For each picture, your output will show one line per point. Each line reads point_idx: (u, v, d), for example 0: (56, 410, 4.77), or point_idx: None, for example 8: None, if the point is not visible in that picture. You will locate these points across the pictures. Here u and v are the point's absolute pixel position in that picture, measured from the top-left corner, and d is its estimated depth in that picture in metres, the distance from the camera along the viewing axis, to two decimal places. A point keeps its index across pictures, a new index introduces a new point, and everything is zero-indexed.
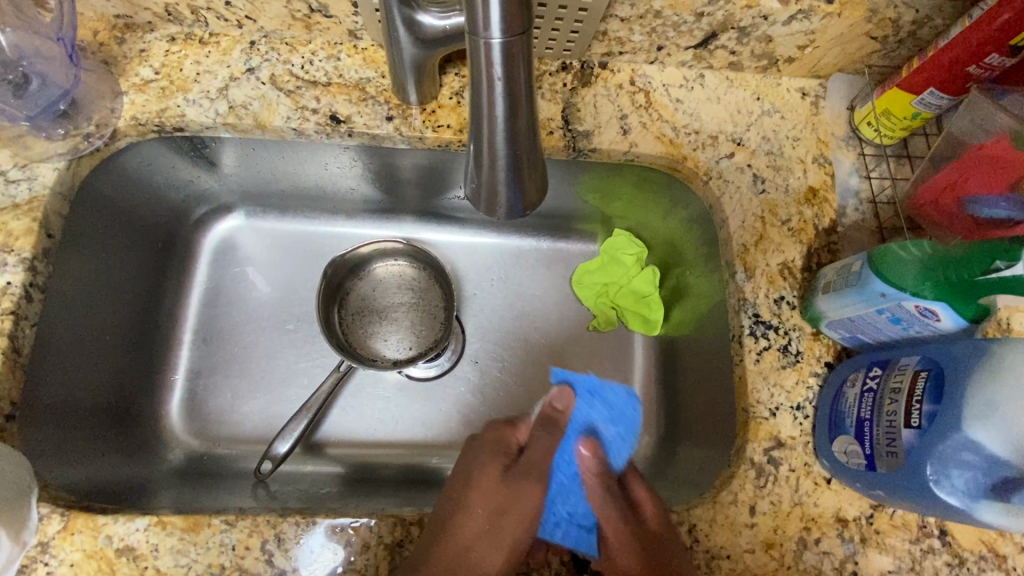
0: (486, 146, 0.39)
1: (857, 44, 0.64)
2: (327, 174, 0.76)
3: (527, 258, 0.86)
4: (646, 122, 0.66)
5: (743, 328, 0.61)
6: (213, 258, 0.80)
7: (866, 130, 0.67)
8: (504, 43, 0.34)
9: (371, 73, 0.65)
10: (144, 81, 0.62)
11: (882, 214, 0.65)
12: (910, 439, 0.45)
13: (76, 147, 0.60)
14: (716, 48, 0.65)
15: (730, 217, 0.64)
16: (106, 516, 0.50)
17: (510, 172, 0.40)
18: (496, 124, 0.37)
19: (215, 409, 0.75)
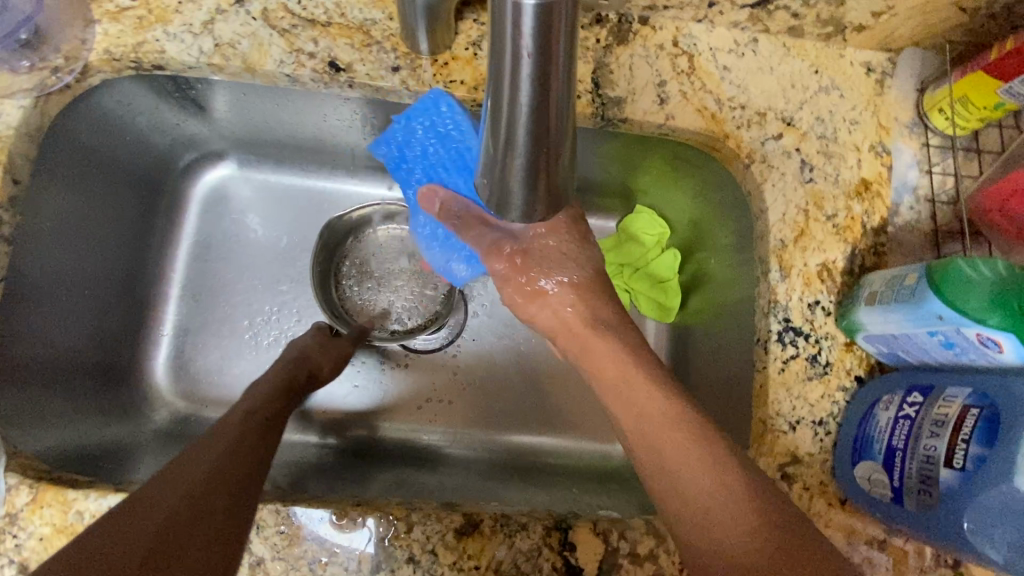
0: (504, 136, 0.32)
1: (942, 14, 0.56)
2: (326, 126, 0.69)
3: None
4: (687, 92, 0.59)
5: (771, 333, 0.55)
6: (203, 208, 0.75)
7: (936, 117, 0.58)
8: (537, 9, 0.26)
9: (377, 14, 0.56)
10: (120, 9, 0.55)
11: (940, 216, 0.58)
12: (949, 481, 0.42)
13: (43, 82, 0.54)
14: (776, 9, 0.57)
15: (769, 208, 0.58)
16: (77, 491, 0.48)
17: (532, 174, 0.33)
18: (522, 105, 0.30)
19: (203, 369, 0.72)
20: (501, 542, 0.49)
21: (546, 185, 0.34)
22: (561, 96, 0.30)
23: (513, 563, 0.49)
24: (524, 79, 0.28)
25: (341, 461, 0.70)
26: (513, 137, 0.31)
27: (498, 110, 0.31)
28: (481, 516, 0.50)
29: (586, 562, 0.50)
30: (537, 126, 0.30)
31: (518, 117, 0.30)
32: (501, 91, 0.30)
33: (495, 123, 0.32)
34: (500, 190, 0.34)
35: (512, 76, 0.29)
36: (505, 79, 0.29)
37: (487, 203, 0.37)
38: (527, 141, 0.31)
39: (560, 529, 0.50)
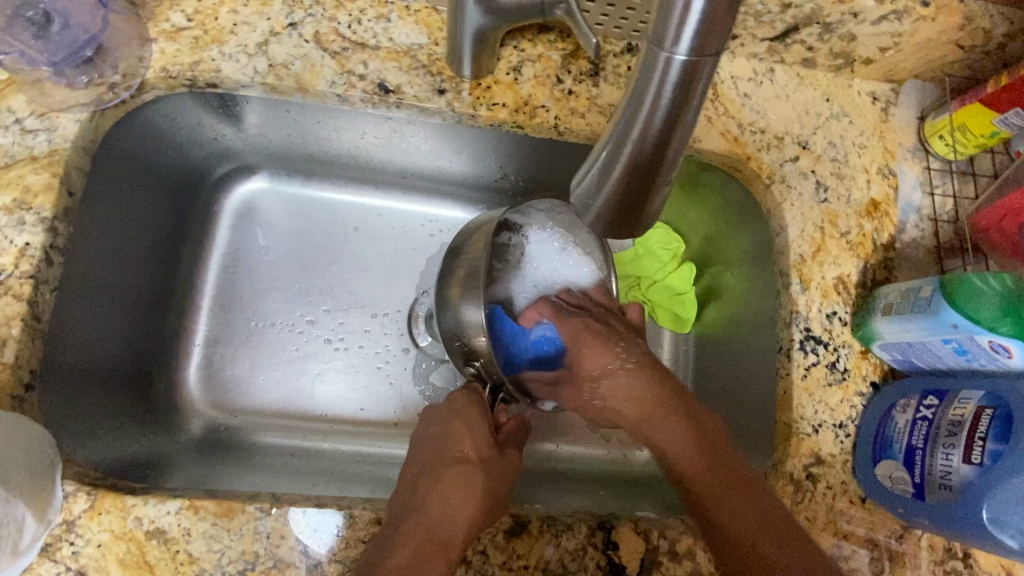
0: (623, 159, 0.34)
1: (942, 51, 0.61)
2: (363, 143, 0.71)
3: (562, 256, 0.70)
4: (712, 116, 0.63)
5: (793, 341, 0.59)
6: (233, 221, 0.76)
7: (937, 143, 0.64)
8: (687, 62, 0.30)
9: (424, 39, 0.59)
10: (176, 28, 0.57)
11: (942, 233, 0.63)
12: (969, 475, 0.46)
13: (100, 97, 0.55)
14: (794, 43, 0.62)
15: (789, 225, 0.62)
16: (135, 497, 0.49)
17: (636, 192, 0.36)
18: (650, 130, 0.33)
19: (232, 379, 0.72)
20: (549, 541, 0.52)
21: (642, 211, 0.37)
22: (684, 130, 0.33)
23: (560, 562, 0.51)
24: (660, 109, 0.32)
25: (372, 472, 0.71)
26: (635, 159, 0.34)
27: (621, 135, 0.34)
28: (529, 517, 0.52)
29: (629, 560, 0.52)
30: (655, 153, 0.34)
31: (646, 143, 0.33)
32: (635, 116, 0.33)
33: (616, 144, 0.34)
34: (601, 209, 0.37)
35: (649, 108, 0.32)
36: (643, 107, 0.32)
37: (578, 223, 0.39)
38: (642, 166, 0.34)
39: (603, 528, 0.53)
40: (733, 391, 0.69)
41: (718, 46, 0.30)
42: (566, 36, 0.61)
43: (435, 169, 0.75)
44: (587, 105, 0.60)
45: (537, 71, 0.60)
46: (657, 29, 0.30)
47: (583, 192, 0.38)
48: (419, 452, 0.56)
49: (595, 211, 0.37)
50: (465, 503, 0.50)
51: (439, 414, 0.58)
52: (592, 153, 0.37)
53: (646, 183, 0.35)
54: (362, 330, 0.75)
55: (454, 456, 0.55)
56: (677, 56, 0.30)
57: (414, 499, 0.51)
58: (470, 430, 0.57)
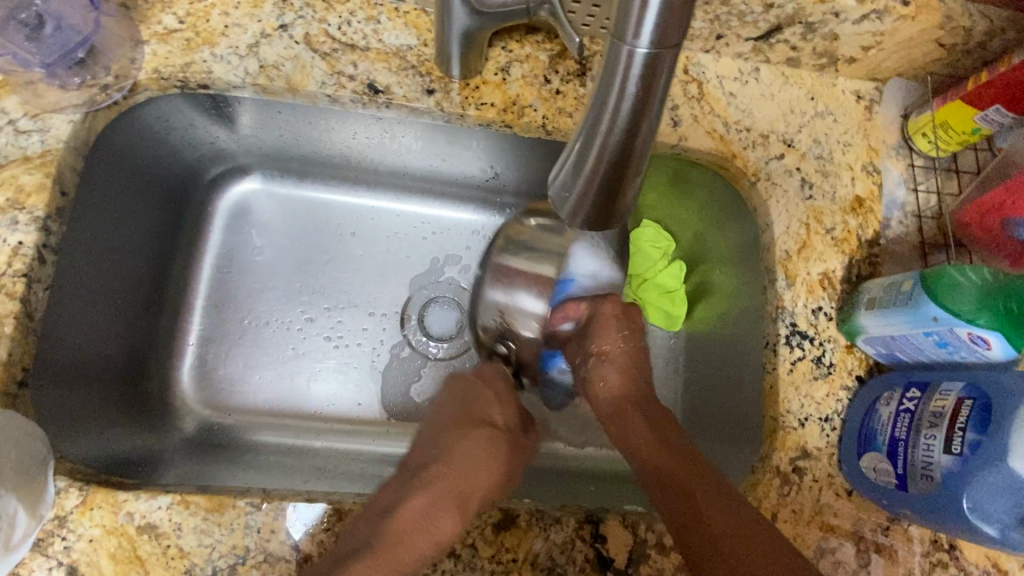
0: (593, 153, 0.36)
1: (924, 49, 0.62)
2: (355, 143, 0.71)
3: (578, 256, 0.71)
4: (698, 115, 0.64)
5: (779, 336, 0.59)
6: (226, 222, 0.76)
7: (920, 140, 0.64)
8: (649, 54, 0.31)
9: (412, 40, 0.60)
10: (168, 30, 0.57)
11: (926, 229, 0.64)
12: (949, 465, 0.46)
13: (93, 99, 0.56)
14: (778, 42, 0.62)
15: (775, 222, 0.63)
16: (126, 492, 0.49)
17: (609, 185, 0.37)
18: (618, 123, 0.34)
19: (225, 378, 0.73)
20: (537, 535, 0.52)
21: (617, 202, 0.38)
22: (651, 121, 0.34)
23: (548, 556, 0.52)
24: (626, 103, 0.33)
25: (365, 470, 0.71)
26: (604, 153, 0.35)
27: (591, 131, 0.35)
28: (517, 510, 0.53)
29: (617, 553, 0.52)
30: (623, 146, 0.35)
31: (614, 137, 0.35)
32: (602, 112, 0.34)
33: (587, 136, 0.36)
34: (577, 201, 0.39)
35: (616, 101, 0.33)
36: (609, 102, 0.33)
37: (558, 214, 0.41)
38: (613, 158, 0.36)
39: (591, 522, 0.53)
40: (722, 386, 0.70)
41: (678, 38, 0.31)
42: (553, 37, 0.62)
43: (426, 169, 0.75)
44: (575, 104, 0.61)
45: (525, 71, 0.61)
46: (618, 24, 0.31)
47: (560, 185, 0.39)
48: (455, 408, 0.66)
49: (572, 203, 0.39)
50: (484, 467, 0.59)
51: (477, 385, 0.68)
52: (566, 148, 0.39)
53: (617, 176, 0.37)
54: (355, 328, 0.76)
55: (482, 419, 0.64)
56: (640, 49, 0.31)
57: (447, 451, 0.61)
58: (498, 399, 0.66)
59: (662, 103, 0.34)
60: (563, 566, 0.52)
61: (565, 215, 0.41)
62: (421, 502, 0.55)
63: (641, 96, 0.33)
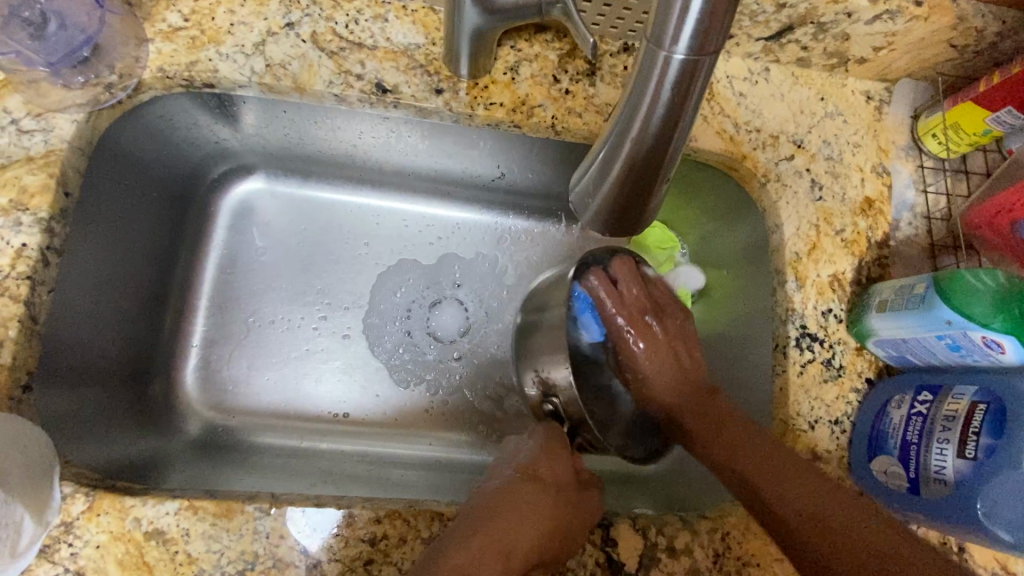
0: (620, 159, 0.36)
1: (935, 50, 0.62)
2: (361, 143, 0.71)
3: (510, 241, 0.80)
4: (708, 116, 0.63)
5: (789, 339, 0.59)
6: (230, 221, 0.76)
7: (930, 142, 0.64)
8: (685, 61, 0.30)
9: (420, 39, 0.60)
10: (173, 28, 0.57)
11: (935, 231, 0.64)
12: (963, 469, 0.46)
13: (97, 98, 0.55)
14: (788, 42, 0.62)
15: (784, 224, 0.62)
16: (134, 498, 0.48)
17: (636, 190, 0.37)
18: (648, 132, 0.34)
19: (229, 380, 0.72)
20: None
21: (642, 207, 0.38)
22: (684, 127, 0.34)
23: (559, 560, 0.52)
24: (658, 111, 0.33)
25: (370, 471, 0.71)
26: (633, 159, 0.35)
27: (620, 137, 0.35)
28: None
29: (627, 557, 0.52)
30: (653, 153, 0.35)
31: (644, 144, 0.34)
32: (634, 118, 0.34)
33: (617, 141, 0.36)
34: (602, 205, 0.39)
35: (648, 108, 0.33)
36: (640, 110, 0.33)
37: (579, 216, 0.41)
38: (641, 165, 0.35)
39: (602, 526, 0.53)
40: (730, 388, 0.69)
41: (717, 46, 0.30)
42: (562, 36, 0.61)
43: (433, 169, 0.75)
44: (585, 104, 0.60)
45: (534, 70, 0.60)
46: (653, 32, 0.30)
47: (584, 187, 0.40)
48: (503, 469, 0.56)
49: (595, 208, 0.39)
50: (530, 520, 0.50)
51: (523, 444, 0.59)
52: (591, 151, 0.39)
53: (644, 184, 0.37)
54: (379, 308, 0.76)
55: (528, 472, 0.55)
56: (675, 56, 0.30)
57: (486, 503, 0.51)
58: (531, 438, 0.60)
59: (694, 111, 0.34)
60: (574, 570, 0.51)
61: (588, 219, 0.41)
62: (461, 559, 0.46)
63: (674, 102, 0.32)
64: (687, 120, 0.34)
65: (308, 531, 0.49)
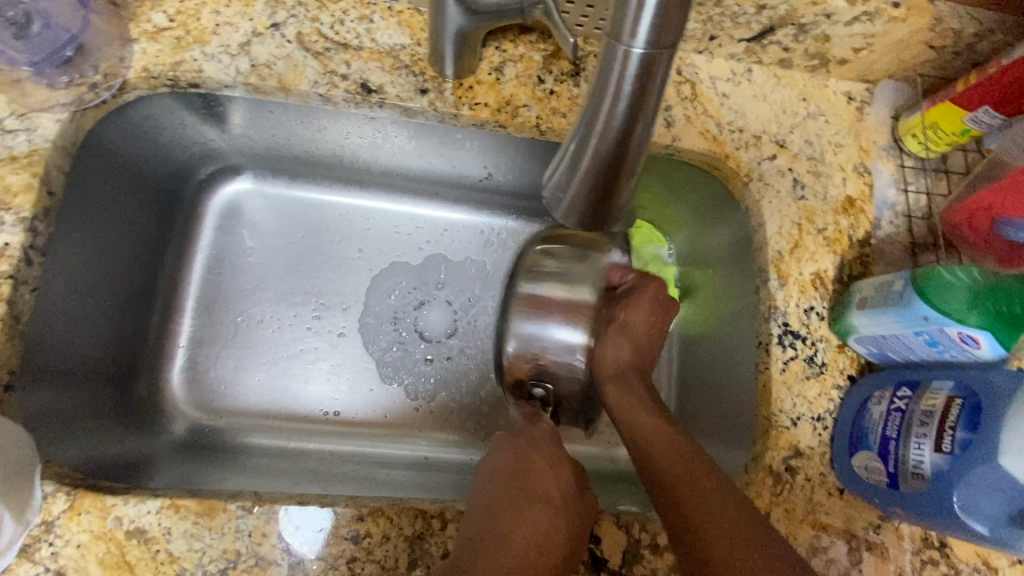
0: (588, 153, 0.36)
1: (914, 51, 0.63)
2: (347, 143, 0.71)
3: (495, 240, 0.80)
4: (691, 116, 0.64)
5: (772, 336, 0.60)
6: (217, 222, 0.76)
7: (910, 141, 0.65)
8: (644, 55, 0.31)
9: (406, 40, 0.60)
10: (158, 29, 0.57)
11: (916, 229, 0.64)
12: (940, 463, 0.47)
13: (81, 98, 0.55)
14: (770, 43, 0.63)
15: (767, 222, 0.63)
16: (115, 497, 0.48)
17: (604, 184, 0.38)
18: (612, 126, 0.34)
19: (215, 380, 0.72)
20: None
21: (612, 201, 0.39)
22: (647, 120, 0.34)
23: None
24: (621, 104, 0.33)
25: (358, 471, 0.71)
26: (599, 154, 0.36)
27: (586, 131, 0.36)
28: None
29: (611, 554, 0.53)
30: (618, 148, 0.35)
31: (609, 138, 0.35)
32: (598, 114, 0.34)
33: (584, 135, 0.36)
34: (572, 201, 0.39)
35: (612, 102, 0.33)
36: (604, 105, 0.34)
37: (552, 213, 0.41)
38: (606, 160, 0.36)
39: (586, 523, 0.53)
40: (715, 385, 0.70)
41: (673, 39, 0.31)
42: (547, 37, 0.62)
43: (420, 169, 0.75)
44: (569, 105, 0.61)
45: (519, 71, 0.61)
46: (613, 27, 0.31)
47: (555, 183, 0.40)
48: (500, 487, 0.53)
49: (567, 203, 0.40)
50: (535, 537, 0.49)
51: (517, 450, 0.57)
52: (561, 147, 0.39)
53: (612, 177, 0.37)
54: (374, 309, 0.76)
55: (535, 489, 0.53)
56: (634, 50, 0.31)
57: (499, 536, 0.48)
58: (551, 467, 0.55)
59: (656, 107, 0.35)
60: None
61: (562, 216, 0.41)
62: None
63: (636, 95, 0.33)
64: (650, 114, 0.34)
65: (293, 531, 0.49)
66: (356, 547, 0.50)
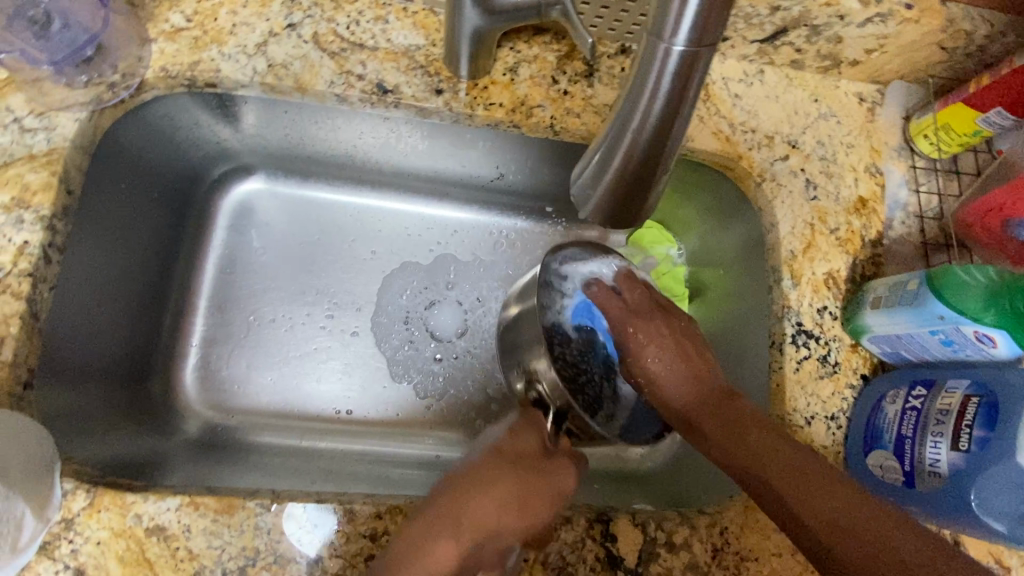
0: (620, 150, 0.37)
1: (926, 53, 0.63)
2: (361, 143, 0.71)
3: (507, 240, 0.80)
4: (704, 116, 0.64)
5: (785, 335, 0.60)
6: (229, 222, 0.76)
7: (921, 142, 0.65)
8: (684, 53, 0.31)
9: (421, 40, 0.60)
10: (176, 29, 0.57)
11: (928, 229, 0.65)
12: (958, 461, 0.47)
13: (99, 97, 0.56)
14: (782, 45, 0.63)
15: (780, 222, 0.63)
16: (135, 494, 0.49)
17: (635, 183, 0.38)
18: (648, 122, 0.35)
19: (228, 379, 0.72)
20: (547, 535, 0.52)
21: (641, 200, 0.39)
22: (682, 120, 0.35)
23: (559, 555, 0.52)
24: (659, 102, 0.34)
25: (370, 470, 0.71)
26: (633, 151, 0.36)
27: (620, 128, 0.36)
28: None
29: (627, 552, 0.53)
30: (653, 146, 0.36)
31: (645, 135, 0.35)
32: (634, 110, 0.35)
33: (616, 133, 0.37)
34: (602, 198, 0.39)
35: (649, 99, 0.34)
36: (641, 102, 0.34)
37: (579, 212, 0.41)
38: (640, 157, 0.36)
39: (601, 521, 0.53)
40: (726, 385, 0.70)
41: (713, 39, 0.32)
42: (561, 37, 0.62)
43: (432, 169, 0.75)
44: (583, 105, 0.61)
45: (533, 72, 0.61)
46: (656, 24, 0.31)
47: (584, 181, 0.40)
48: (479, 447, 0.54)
49: (595, 201, 0.40)
50: (500, 500, 0.50)
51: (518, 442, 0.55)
52: (591, 146, 0.39)
53: (643, 176, 0.37)
54: (386, 310, 0.77)
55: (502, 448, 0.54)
56: (675, 49, 0.32)
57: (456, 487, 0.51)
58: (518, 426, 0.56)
59: (689, 108, 0.35)
60: (574, 565, 0.52)
61: (590, 212, 0.41)
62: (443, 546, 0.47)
63: (673, 94, 0.33)
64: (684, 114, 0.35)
65: (311, 528, 0.50)
66: (374, 545, 0.50)
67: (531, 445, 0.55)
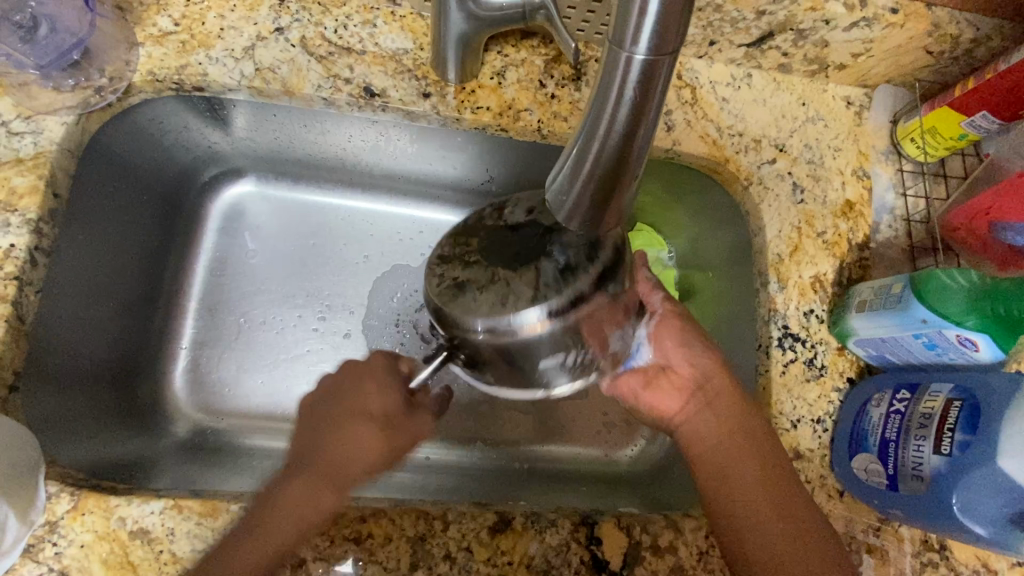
0: (589, 157, 0.37)
1: (912, 57, 0.64)
2: (350, 146, 0.72)
3: None
4: (691, 120, 0.64)
5: (771, 339, 0.60)
6: (220, 225, 0.76)
7: (908, 146, 0.66)
8: (646, 61, 0.31)
9: (408, 44, 0.61)
10: (163, 33, 0.57)
11: (915, 233, 0.65)
12: (939, 466, 0.47)
13: (86, 100, 0.56)
14: (769, 49, 0.63)
15: (767, 226, 0.63)
16: (118, 497, 0.49)
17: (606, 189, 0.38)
18: (615, 129, 0.35)
19: (218, 381, 0.72)
20: (532, 538, 0.52)
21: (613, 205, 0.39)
22: (649, 125, 0.35)
23: (544, 558, 0.52)
24: (623, 109, 0.34)
25: None
26: (601, 157, 0.36)
27: (588, 136, 0.36)
28: (513, 514, 0.53)
29: (612, 555, 0.53)
30: (620, 152, 0.36)
31: (612, 142, 0.35)
32: (600, 118, 0.35)
33: (586, 140, 0.37)
34: (574, 205, 0.39)
35: (614, 106, 0.34)
36: (606, 110, 0.34)
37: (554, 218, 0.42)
38: (609, 164, 0.36)
39: (586, 524, 0.53)
40: None
41: (676, 44, 0.31)
42: (548, 41, 0.63)
43: (422, 172, 0.76)
44: (570, 109, 0.61)
45: (520, 75, 0.61)
46: (615, 34, 0.31)
47: (557, 188, 0.40)
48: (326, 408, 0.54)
49: (569, 207, 0.40)
50: (368, 445, 0.52)
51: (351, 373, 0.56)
52: (563, 152, 0.39)
53: (613, 181, 0.37)
54: (376, 314, 0.77)
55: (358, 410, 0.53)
56: (636, 56, 0.31)
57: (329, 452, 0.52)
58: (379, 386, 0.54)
59: (657, 114, 0.35)
60: (559, 569, 0.52)
61: (564, 217, 0.41)
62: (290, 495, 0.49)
63: (638, 100, 0.33)
64: (651, 120, 0.35)
65: None
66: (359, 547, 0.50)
67: (391, 401, 0.54)
